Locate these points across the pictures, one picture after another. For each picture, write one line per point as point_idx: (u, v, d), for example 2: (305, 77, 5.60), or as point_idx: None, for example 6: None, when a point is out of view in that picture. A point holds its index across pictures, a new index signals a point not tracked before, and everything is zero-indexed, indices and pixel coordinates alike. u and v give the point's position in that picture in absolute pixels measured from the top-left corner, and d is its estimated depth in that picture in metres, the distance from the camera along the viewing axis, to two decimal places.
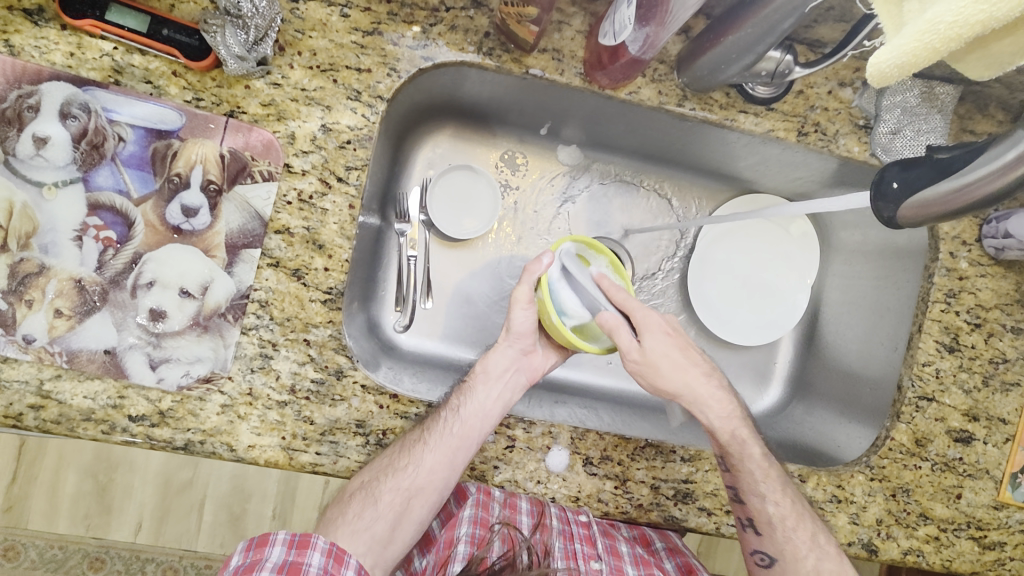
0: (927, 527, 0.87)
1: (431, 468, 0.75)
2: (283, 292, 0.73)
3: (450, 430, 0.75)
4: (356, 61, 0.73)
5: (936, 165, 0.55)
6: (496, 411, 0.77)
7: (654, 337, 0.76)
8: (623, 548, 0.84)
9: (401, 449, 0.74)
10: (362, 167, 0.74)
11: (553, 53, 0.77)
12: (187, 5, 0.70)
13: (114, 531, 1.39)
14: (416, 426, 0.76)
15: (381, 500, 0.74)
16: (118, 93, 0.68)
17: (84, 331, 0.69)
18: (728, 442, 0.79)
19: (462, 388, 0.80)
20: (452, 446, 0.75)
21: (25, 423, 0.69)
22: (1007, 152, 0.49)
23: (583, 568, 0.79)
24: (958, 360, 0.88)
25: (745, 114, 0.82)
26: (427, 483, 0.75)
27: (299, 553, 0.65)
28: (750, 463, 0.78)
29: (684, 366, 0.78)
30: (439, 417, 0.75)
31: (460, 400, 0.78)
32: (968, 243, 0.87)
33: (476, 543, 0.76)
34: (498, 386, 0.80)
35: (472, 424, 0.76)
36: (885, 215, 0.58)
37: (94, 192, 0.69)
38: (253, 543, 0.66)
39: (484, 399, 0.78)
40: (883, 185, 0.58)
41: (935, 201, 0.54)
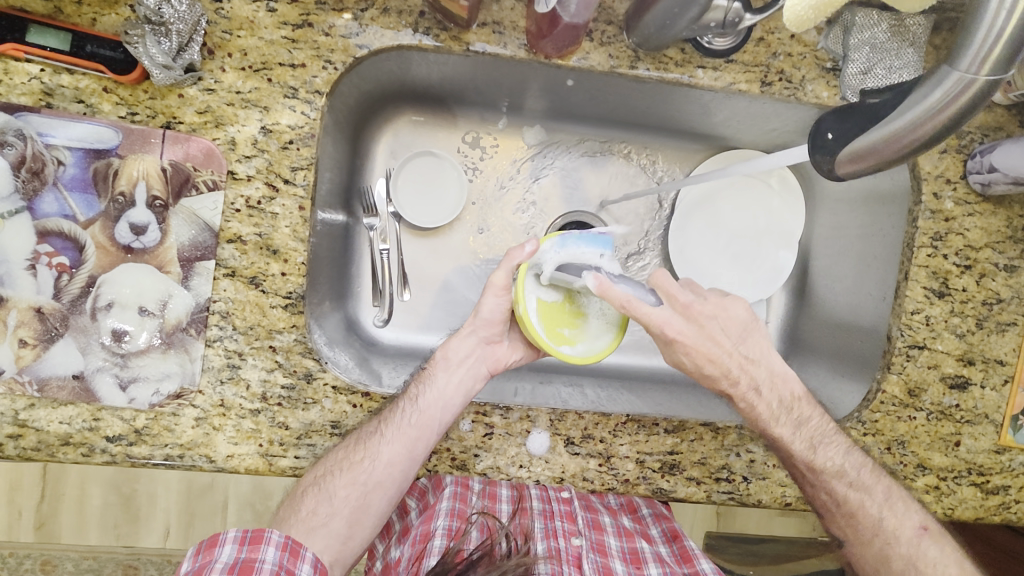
0: (925, 477, 0.85)
1: (389, 460, 0.73)
2: (243, 301, 0.72)
3: (408, 421, 0.74)
4: (289, 57, 0.71)
5: (866, 111, 0.55)
6: (456, 400, 0.76)
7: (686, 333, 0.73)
8: (604, 520, 0.85)
9: (358, 441, 0.73)
10: (309, 167, 0.73)
11: (493, 26, 0.74)
12: (109, 17, 0.67)
13: (144, 539, 1.40)
14: (373, 419, 0.75)
15: (336, 496, 0.71)
16: (51, 116, 0.67)
17: (51, 359, 0.69)
18: (810, 453, 0.77)
19: (421, 375, 0.78)
20: (412, 437, 0.73)
21: (6, 452, 0.69)
22: (931, 92, 0.49)
23: (565, 546, 0.79)
24: (949, 305, 0.84)
25: (704, 70, 0.78)
26: (385, 477, 0.73)
27: (252, 549, 0.63)
28: (834, 452, 0.77)
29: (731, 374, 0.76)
30: (397, 408, 0.74)
31: (419, 390, 0.76)
32: (953, 181, 0.83)
33: (452, 535, 0.75)
34: (459, 373, 0.78)
35: (431, 413, 0.74)
36: (824, 168, 0.59)
37: (41, 219, 0.68)
38: (202, 545, 0.64)
39: (445, 386, 0.76)
40: (820, 137, 0.59)
41: (868, 151, 0.55)
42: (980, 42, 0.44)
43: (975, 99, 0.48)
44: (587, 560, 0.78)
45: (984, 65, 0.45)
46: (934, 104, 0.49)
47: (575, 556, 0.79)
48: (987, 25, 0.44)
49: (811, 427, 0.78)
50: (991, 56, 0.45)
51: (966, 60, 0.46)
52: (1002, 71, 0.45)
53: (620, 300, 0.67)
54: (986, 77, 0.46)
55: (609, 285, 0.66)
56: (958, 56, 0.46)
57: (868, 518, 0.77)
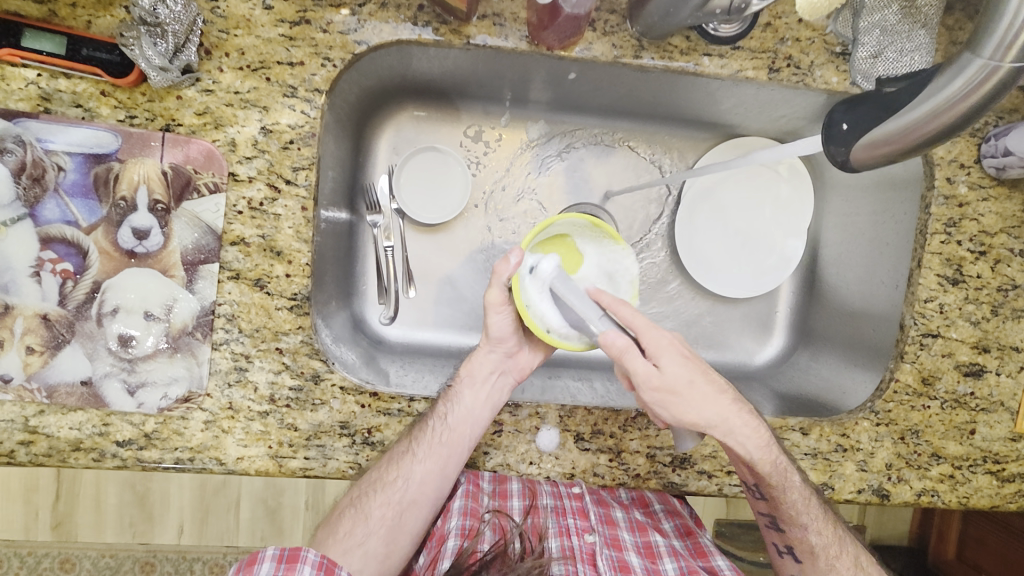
0: (940, 466, 0.84)
1: (421, 479, 0.74)
2: (248, 303, 0.72)
3: (439, 439, 0.74)
4: (287, 55, 0.70)
5: (882, 101, 0.55)
6: (485, 415, 0.75)
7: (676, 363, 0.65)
8: (618, 514, 0.83)
9: (389, 461, 0.74)
10: (310, 166, 0.72)
11: (493, 18, 0.72)
12: (103, 19, 0.66)
13: (159, 536, 1.40)
14: (404, 436, 0.74)
15: (371, 516, 0.73)
16: (49, 121, 0.66)
17: (59, 365, 0.69)
18: (770, 473, 0.73)
19: (446, 393, 0.76)
20: (443, 455, 0.74)
21: (19, 459, 0.70)
22: (953, 81, 0.48)
23: (578, 544, 0.79)
24: (964, 292, 0.83)
25: (709, 57, 0.76)
26: (419, 495, 0.75)
27: (289, 568, 0.62)
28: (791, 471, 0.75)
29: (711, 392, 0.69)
30: (427, 426, 0.74)
31: (446, 407, 0.75)
32: (967, 165, 0.81)
33: (466, 535, 0.77)
34: (485, 388, 0.76)
35: (461, 429, 0.74)
36: (838, 158, 0.58)
37: (43, 226, 0.68)
38: (242, 563, 0.63)
39: (473, 403, 0.75)
40: (835, 127, 0.59)
41: (883, 140, 0.54)
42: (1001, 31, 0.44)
43: (997, 88, 0.47)
44: (601, 556, 0.78)
45: (1007, 53, 0.44)
46: (956, 93, 0.48)
47: (590, 552, 0.79)
48: (1011, 14, 0.42)
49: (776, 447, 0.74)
50: (1016, 44, 0.44)
51: (987, 50, 0.45)
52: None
53: (609, 302, 0.67)
54: (1010, 65, 0.45)
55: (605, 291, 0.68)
56: (980, 44, 0.45)
57: (804, 536, 0.77)
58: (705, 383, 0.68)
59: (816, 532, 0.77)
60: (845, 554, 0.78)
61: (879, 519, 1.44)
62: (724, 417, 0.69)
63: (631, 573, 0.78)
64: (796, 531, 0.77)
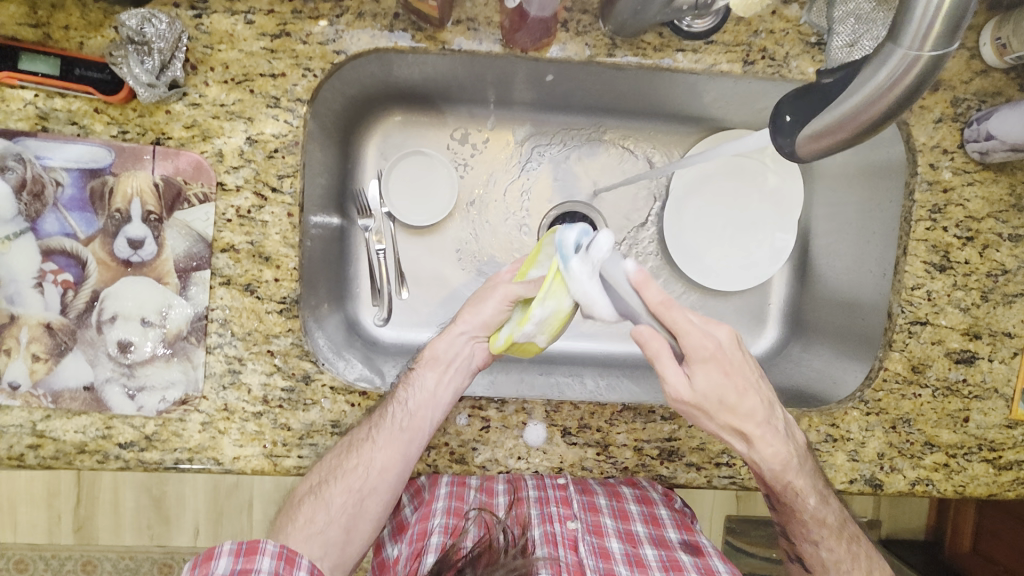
0: (933, 455, 0.83)
1: (383, 465, 0.75)
2: (239, 308, 0.74)
3: (399, 423, 0.75)
4: (269, 67, 0.72)
5: (818, 90, 0.54)
6: (446, 399, 0.78)
7: (700, 367, 0.67)
8: (600, 501, 0.84)
9: (349, 447, 0.74)
10: (295, 174, 0.74)
11: (468, 23, 0.74)
12: (94, 40, 0.69)
13: (176, 538, 1.38)
14: (364, 422, 0.76)
15: (333, 503, 0.73)
16: (47, 139, 0.70)
17: (62, 372, 0.72)
18: (781, 490, 0.75)
19: (408, 378, 0.79)
20: (404, 440, 0.75)
21: (28, 462, 0.73)
22: (879, 70, 0.48)
23: (561, 531, 0.80)
24: (952, 279, 0.82)
25: (683, 53, 0.77)
26: (379, 482, 0.75)
27: (247, 560, 0.64)
28: (806, 492, 0.76)
29: (734, 404, 0.69)
30: (387, 411, 0.76)
31: (408, 392, 0.78)
32: (950, 150, 0.81)
33: (450, 532, 0.77)
34: (446, 373, 0.79)
35: (422, 413, 0.76)
36: (786, 150, 0.59)
37: (44, 239, 0.71)
38: (198, 559, 0.64)
39: (434, 387, 0.78)
40: (779, 119, 0.58)
41: (823, 133, 0.54)
42: (920, 18, 0.44)
43: (921, 77, 0.47)
44: (583, 543, 0.80)
45: (926, 40, 0.45)
46: (883, 82, 0.48)
47: (572, 538, 0.80)
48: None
49: (792, 468, 0.74)
50: (933, 30, 0.44)
51: (908, 36, 0.45)
52: (945, 45, 0.45)
53: (657, 300, 0.65)
54: (930, 53, 0.46)
55: (653, 283, 0.65)
56: (901, 32, 0.46)
57: (815, 550, 0.79)
58: (749, 398, 0.70)
59: (827, 548, 0.78)
60: (858, 566, 0.79)
61: (893, 513, 1.40)
62: (752, 432, 0.71)
63: (611, 560, 0.79)
64: (807, 546, 0.79)
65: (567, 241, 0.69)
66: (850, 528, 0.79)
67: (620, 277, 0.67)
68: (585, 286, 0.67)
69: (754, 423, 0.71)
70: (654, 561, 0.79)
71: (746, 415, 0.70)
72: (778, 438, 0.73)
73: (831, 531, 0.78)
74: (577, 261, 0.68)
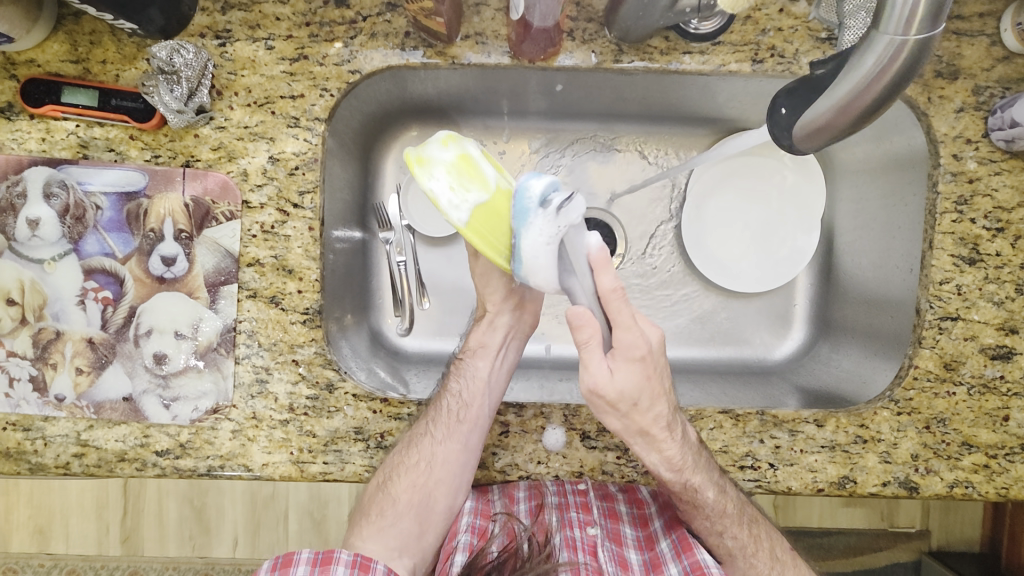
0: (972, 456, 0.80)
1: (444, 458, 0.79)
2: (265, 319, 0.78)
3: (458, 415, 0.79)
4: (289, 89, 0.76)
5: (812, 82, 0.55)
6: (498, 383, 0.82)
7: (623, 361, 0.65)
8: (621, 509, 0.86)
9: (409, 445, 0.78)
10: (315, 189, 0.77)
11: (476, 37, 0.76)
12: (129, 71, 0.74)
13: (216, 548, 1.42)
14: (420, 417, 0.79)
15: (399, 499, 0.79)
16: (87, 166, 0.75)
17: (103, 383, 0.76)
18: (681, 491, 0.75)
19: (459, 369, 0.82)
20: (465, 430, 0.78)
21: (73, 470, 0.77)
22: (865, 59, 0.49)
23: (581, 535, 0.81)
24: (983, 271, 0.79)
25: (690, 55, 0.77)
26: (443, 475, 0.79)
27: (323, 570, 0.65)
28: (705, 489, 0.74)
29: (642, 407, 0.68)
30: (442, 404, 0.79)
31: (459, 383, 0.81)
32: (974, 140, 0.78)
33: (476, 534, 0.79)
34: (495, 360, 0.83)
35: (478, 402, 0.79)
36: (784, 142, 0.59)
37: (86, 258, 0.76)
38: (277, 562, 0.66)
39: (486, 374, 0.82)
40: (776, 111, 0.59)
41: (821, 122, 0.55)
42: (902, 6, 0.44)
43: (909, 64, 0.47)
44: (603, 548, 0.80)
45: (911, 27, 0.45)
46: (871, 71, 0.49)
47: (592, 544, 0.80)
48: None
49: (688, 471, 0.73)
50: (915, 19, 0.45)
51: (891, 25, 0.46)
52: (929, 30, 0.45)
53: (609, 286, 0.62)
54: (915, 39, 0.46)
55: (611, 269, 0.62)
56: (883, 21, 0.46)
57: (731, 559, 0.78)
58: (660, 405, 0.69)
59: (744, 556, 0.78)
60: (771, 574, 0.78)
61: (945, 522, 1.31)
62: (656, 435, 0.70)
63: (629, 569, 0.79)
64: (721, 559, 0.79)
65: (534, 190, 0.60)
66: (750, 512, 0.78)
67: (580, 254, 0.62)
68: (539, 250, 0.61)
69: (659, 428, 0.70)
70: (669, 553, 0.79)
71: (652, 420, 0.69)
72: (682, 443, 0.72)
73: (741, 540, 0.77)
74: (538, 217, 0.60)
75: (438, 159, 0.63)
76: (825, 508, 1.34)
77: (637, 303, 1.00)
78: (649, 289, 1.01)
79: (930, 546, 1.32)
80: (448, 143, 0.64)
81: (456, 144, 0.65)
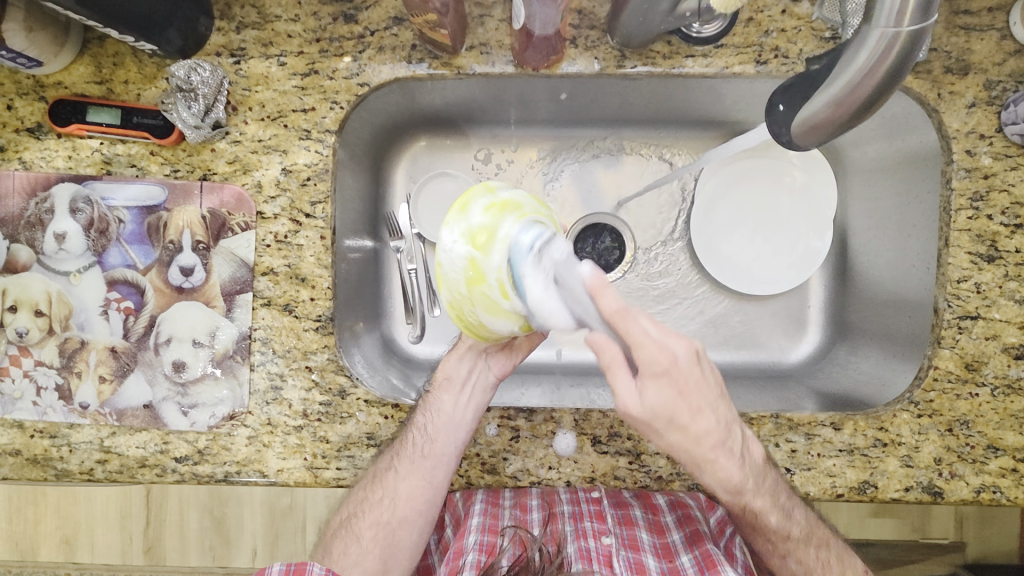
0: (999, 459, 0.77)
1: (408, 494, 0.77)
2: (280, 327, 0.79)
3: (420, 451, 0.77)
4: (301, 103, 0.78)
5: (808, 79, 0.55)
6: (466, 420, 0.78)
7: (651, 382, 0.59)
8: (636, 513, 0.85)
9: (376, 479, 0.78)
10: (326, 200, 0.79)
11: (481, 48, 0.78)
12: (150, 90, 0.78)
13: (236, 560, 1.40)
14: (387, 452, 0.78)
15: (364, 537, 0.78)
16: (111, 181, 0.78)
17: (125, 391, 0.79)
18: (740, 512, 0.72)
19: (425, 403, 0.79)
20: (427, 467, 0.77)
21: (97, 476, 0.79)
22: (859, 54, 0.49)
23: (595, 546, 0.81)
24: (1002, 269, 0.77)
25: (693, 58, 0.78)
26: (407, 510, 0.78)
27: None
28: (766, 510, 0.71)
29: (688, 425, 0.61)
30: (407, 438, 0.77)
31: (425, 417, 0.78)
32: (988, 135, 0.77)
33: (486, 551, 0.77)
34: (461, 395, 0.79)
35: (441, 439, 0.77)
36: (784, 140, 0.59)
37: (109, 270, 0.79)
38: None
39: (452, 410, 0.78)
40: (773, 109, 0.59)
41: (816, 120, 0.55)
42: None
43: (903, 57, 0.48)
44: (618, 558, 0.80)
45: (903, 19, 0.46)
46: (865, 65, 0.49)
47: (606, 554, 0.80)
48: None
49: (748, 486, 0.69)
50: (906, 11, 0.45)
51: (883, 17, 0.46)
52: (920, 24, 0.46)
53: (613, 308, 0.58)
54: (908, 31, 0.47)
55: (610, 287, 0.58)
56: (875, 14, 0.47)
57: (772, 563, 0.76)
58: (704, 419, 0.62)
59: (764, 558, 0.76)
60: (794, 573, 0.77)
61: (980, 534, 1.26)
62: (706, 455, 0.64)
63: (647, 574, 0.79)
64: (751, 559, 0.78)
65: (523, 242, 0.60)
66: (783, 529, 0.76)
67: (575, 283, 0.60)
68: (542, 295, 0.60)
69: (708, 446, 0.64)
70: (689, 566, 0.80)
71: (700, 437, 0.62)
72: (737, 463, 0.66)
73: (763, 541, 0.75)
74: (529, 265, 0.60)
75: (469, 221, 0.63)
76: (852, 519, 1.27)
77: (649, 308, 1.00)
78: (661, 294, 1.00)
79: (965, 558, 1.26)
80: (466, 237, 0.63)
81: (500, 214, 0.63)
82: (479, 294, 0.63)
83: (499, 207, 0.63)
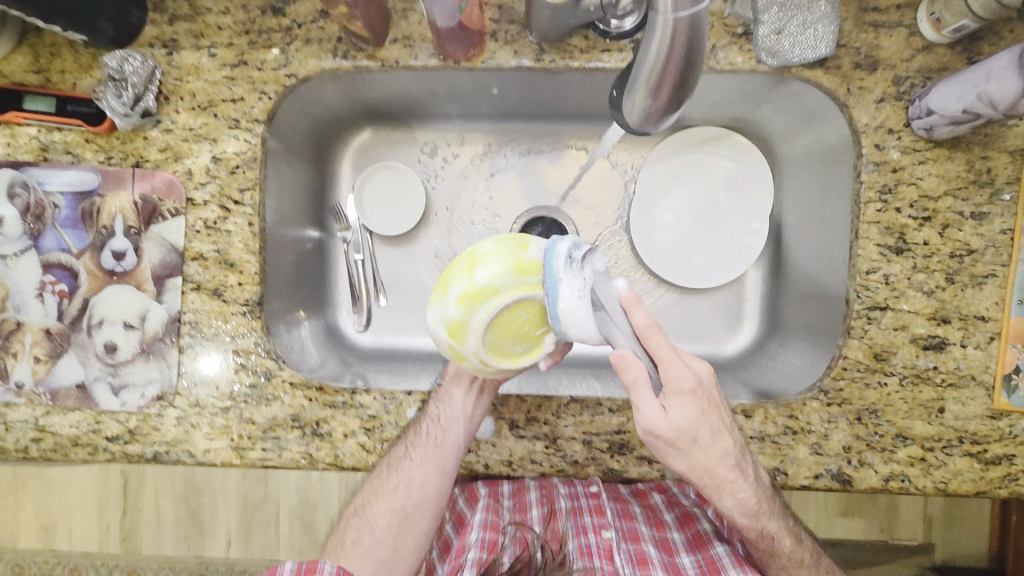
0: (908, 448, 0.78)
1: (422, 481, 0.79)
2: (208, 310, 0.82)
3: (434, 439, 0.78)
4: (230, 93, 0.81)
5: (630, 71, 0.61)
6: (476, 412, 0.79)
7: (675, 399, 0.64)
8: (634, 510, 0.91)
9: (388, 467, 0.80)
10: (254, 187, 0.82)
11: (404, 41, 0.80)
12: (85, 79, 0.80)
13: (211, 548, 1.42)
14: (400, 442, 0.80)
15: (377, 523, 0.80)
16: (46, 167, 0.81)
17: (59, 371, 0.81)
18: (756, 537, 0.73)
19: (438, 394, 0.80)
20: (439, 454, 0.78)
21: (31, 454, 0.82)
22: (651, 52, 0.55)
23: (595, 541, 0.84)
24: (911, 261, 0.79)
25: (610, 53, 0.80)
26: (420, 498, 0.80)
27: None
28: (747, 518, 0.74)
29: (706, 445, 0.66)
30: (418, 427, 0.79)
31: (439, 407, 0.79)
32: (897, 130, 0.78)
33: (487, 548, 0.80)
34: (471, 390, 0.80)
35: (455, 429, 0.78)
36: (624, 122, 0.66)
37: (44, 254, 0.81)
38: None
39: (461, 402, 0.79)
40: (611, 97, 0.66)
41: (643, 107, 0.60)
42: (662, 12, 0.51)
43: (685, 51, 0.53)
44: (618, 551, 0.83)
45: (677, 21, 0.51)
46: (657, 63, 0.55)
47: (607, 547, 0.83)
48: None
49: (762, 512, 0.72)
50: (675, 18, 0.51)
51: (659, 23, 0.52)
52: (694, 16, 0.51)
53: (644, 324, 0.63)
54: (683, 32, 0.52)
55: (642, 306, 0.63)
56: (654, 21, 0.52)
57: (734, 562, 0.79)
58: (722, 439, 0.67)
59: None
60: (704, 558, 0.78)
61: (947, 535, 1.27)
62: (724, 475, 0.68)
63: (648, 565, 0.82)
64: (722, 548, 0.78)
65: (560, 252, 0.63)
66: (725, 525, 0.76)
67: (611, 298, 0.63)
68: (574, 304, 0.62)
69: (727, 468, 0.68)
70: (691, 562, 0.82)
71: (720, 457, 0.67)
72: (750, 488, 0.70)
73: None
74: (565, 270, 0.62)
75: (445, 313, 0.65)
76: (821, 519, 1.29)
77: None
78: None
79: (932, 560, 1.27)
80: (447, 327, 0.66)
81: (473, 306, 0.64)
82: (494, 351, 0.68)
83: (474, 273, 0.64)
